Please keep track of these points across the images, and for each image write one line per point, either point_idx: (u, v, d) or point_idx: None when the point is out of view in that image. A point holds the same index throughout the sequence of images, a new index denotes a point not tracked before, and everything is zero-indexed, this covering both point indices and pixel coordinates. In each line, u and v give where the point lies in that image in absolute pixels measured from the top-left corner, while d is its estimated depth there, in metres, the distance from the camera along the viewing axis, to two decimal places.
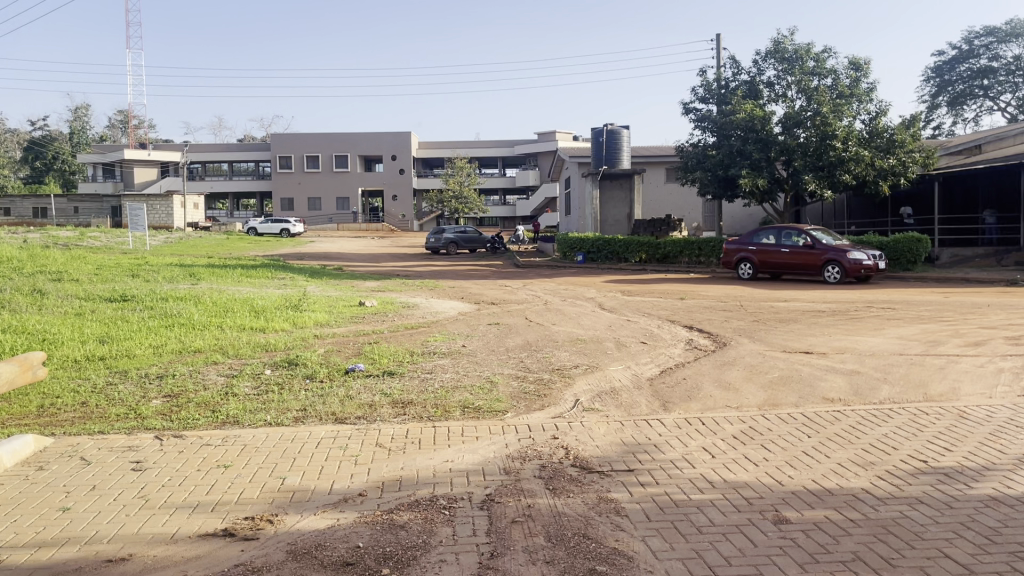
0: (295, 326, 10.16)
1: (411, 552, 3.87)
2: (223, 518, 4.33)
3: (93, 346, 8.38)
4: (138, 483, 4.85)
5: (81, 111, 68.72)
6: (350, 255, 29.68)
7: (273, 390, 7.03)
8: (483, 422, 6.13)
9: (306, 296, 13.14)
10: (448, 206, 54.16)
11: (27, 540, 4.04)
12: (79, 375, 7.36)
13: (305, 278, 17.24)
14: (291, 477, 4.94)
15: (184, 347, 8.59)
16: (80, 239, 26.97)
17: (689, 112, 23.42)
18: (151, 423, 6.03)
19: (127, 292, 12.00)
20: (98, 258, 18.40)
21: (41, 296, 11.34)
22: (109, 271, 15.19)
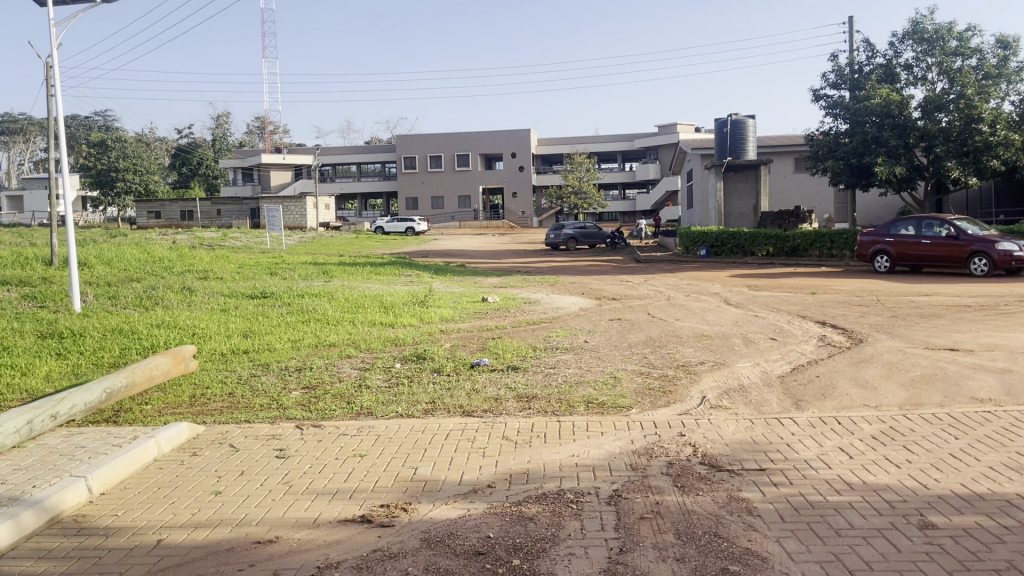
0: (422, 322, 10.45)
1: (541, 544, 3.93)
2: (360, 506, 4.52)
3: (237, 340, 8.90)
4: (280, 470, 5.13)
5: (222, 119, 72.92)
6: (471, 252, 30.23)
7: (403, 383, 7.27)
8: (607, 418, 6.11)
9: (431, 292, 13.46)
10: (567, 202, 54.29)
11: (184, 521, 4.35)
12: (225, 367, 7.85)
13: (430, 274, 17.68)
14: (422, 468, 5.09)
15: (319, 341, 8.99)
16: (223, 240, 28.65)
17: (819, 99, 22.45)
18: (291, 413, 6.36)
19: (267, 289, 12.67)
20: (239, 258, 19.50)
21: (189, 293, 12.14)
22: (250, 270, 16.05)
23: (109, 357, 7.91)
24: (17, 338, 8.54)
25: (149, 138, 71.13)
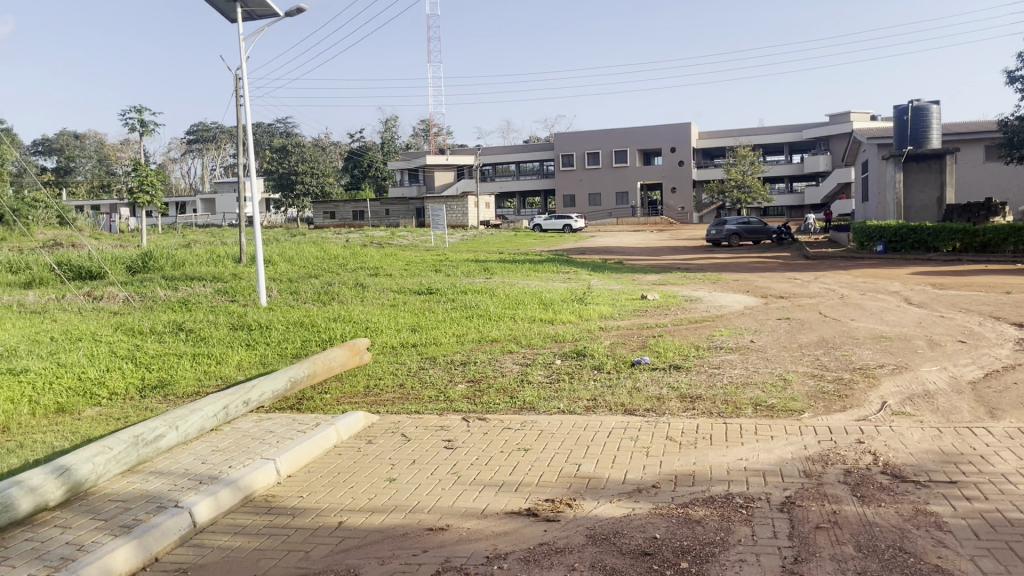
0: (582, 318, 10.48)
1: (709, 548, 3.83)
2: (526, 499, 4.59)
3: (406, 334, 9.29)
4: (450, 460, 5.29)
5: (390, 123, 76.31)
6: (630, 249, 29.97)
7: (564, 379, 7.32)
8: (777, 421, 5.88)
9: (590, 289, 13.46)
10: (730, 196, 52.66)
11: (362, 505, 4.58)
12: (396, 360, 8.20)
13: (588, 272, 17.68)
14: (586, 465, 5.11)
15: (482, 336, 9.21)
16: (392, 239, 29.99)
17: (1014, 81, 20.55)
18: (457, 406, 6.56)
19: (432, 285, 13.13)
20: (406, 255, 20.35)
21: (362, 289, 12.79)
22: (416, 267, 16.71)
23: (292, 348, 8.48)
24: (212, 329, 9.34)
25: (324, 142, 75.59)
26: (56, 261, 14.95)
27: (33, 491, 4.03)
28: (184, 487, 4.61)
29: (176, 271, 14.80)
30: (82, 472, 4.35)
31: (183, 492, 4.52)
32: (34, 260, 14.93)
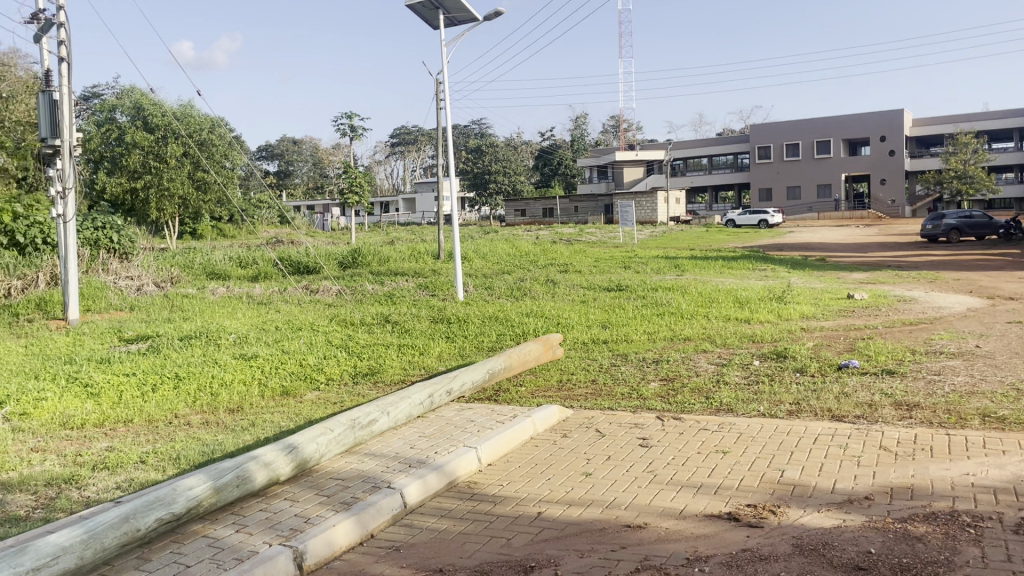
0: (781, 318, 10.03)
1: (932, 568, 3.54)
2: (726, 503, 4.46)
3: (597, 330, 9.32)
4: (646, 459, 5.25)
5: (580, 120, 76.88)
6: (832, 245, 28.33)
7: (763, 381, 7.03)
8: (1009, 435, 5.33)
9: (790, 287, 12.86)
10: (947, 188, 48.36)
11: (560, 498, 4.65)
12: (588, 356, 8.25)
13: (787, 269, 16.89)
14: (790, 471, 4.89)
15: (675, 335, 9.06)
16: (582, 235, 30.18)
17: None
18: (651, 404, 6.50)
19: (623, 282, 13.07)
20: (596, 252, 20.41)
21: (554, 285, 12.99)
22: (607, 264, 16.69)
23: (487, 341, 8.77)
24: (414, 321, 9.84)
25: (516, 142, 77.41)
26: (278, 257, 16.36)
27: (267, 466, 4.46)
28: (395, 469, 4.90)
29: (381, 267, 15.73)
30: (307, 451, 4.75)
31: (395, 474, 4.80)
32: (260, 255, 16.42)
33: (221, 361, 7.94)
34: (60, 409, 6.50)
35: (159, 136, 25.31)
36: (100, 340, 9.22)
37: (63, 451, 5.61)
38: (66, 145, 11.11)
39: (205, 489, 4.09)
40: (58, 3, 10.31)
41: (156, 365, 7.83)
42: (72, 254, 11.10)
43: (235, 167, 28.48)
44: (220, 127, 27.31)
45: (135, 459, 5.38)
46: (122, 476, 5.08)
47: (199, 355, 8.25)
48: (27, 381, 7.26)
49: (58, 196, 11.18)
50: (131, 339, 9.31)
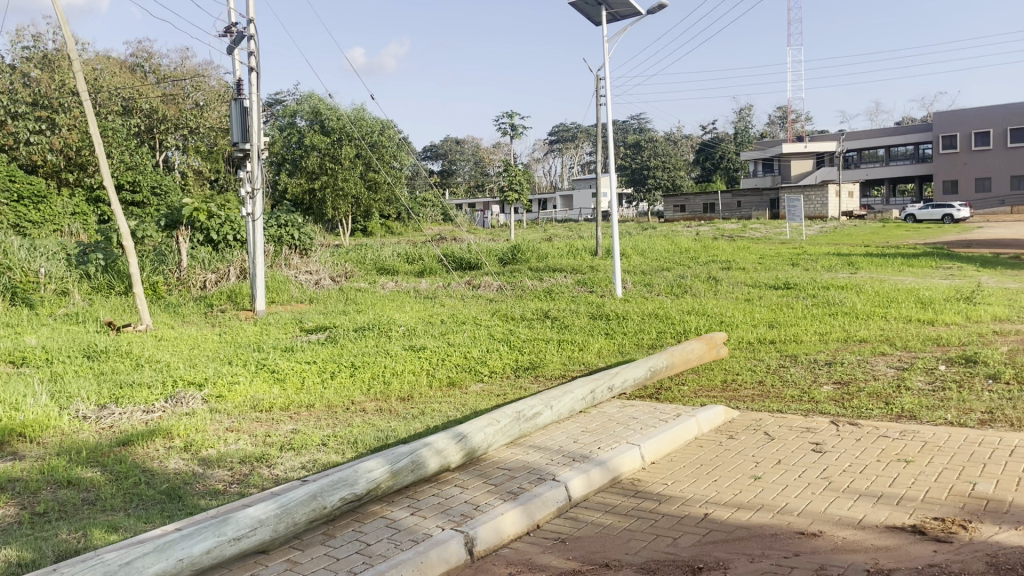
0: (969, 320, 9.29)
1: None
2: (910, 515, 4.20)
3: (763, 329, 9.02)
4: (819, 464, 5.03)
5: (744, 112, 74.38)
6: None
7: (950, 388, 6.54)
8: None
9: (980, 287, 11.88)
10: None
11: (727, 500, 4.54)
12: (754, 356, 8.00)
13: (976, 267, 15.60)
14: (983, 484, 4.53)
15: (849, 336, 8.61)
16: (745, 231, 29.23)
17: None
18: (824, 408, 6.21)
19: (791, 280, 12.55)
20: (760, 248, 19.69)
21: (716, 282, 12.66)
22: (774, 261, 16.08)
23: (648, 339, 8.69)
24: (574, 317, 9.90)
25: (675, 137, 75.97)
26: (443, 253, 16.91)
27: (439, 452, 4.65)
28: (559, 462, 4.97)
29: (541, 264, 15.90)
30: (475, 440, 4.90)
31: (560, 467, 4.86)
32: (426, 252, 17.04)
33: (392, 352, 8.33)
34: (250, 392, 7.05)
35: (334, 138, 26.78)
36: (284, 330, 9.92)
37: (254, 431, 6.09)
38: (254, 149, 12.01)
39: (383, 472, 4.32)
40: (249, 17, 11.15)
41: (333, 354, 8.33)
42: (258, 250, 11.97)
43: (402, 167, 29.66)
44: (389, 129, 28.57)
45: (317, 441, 5.76)
46: (306, 457, 5.45)
47: (372, 346, 8.69)
48: (222, 366, 7.93)
49: (247, 196, 12.06)
50: (310, 330, 9.94)
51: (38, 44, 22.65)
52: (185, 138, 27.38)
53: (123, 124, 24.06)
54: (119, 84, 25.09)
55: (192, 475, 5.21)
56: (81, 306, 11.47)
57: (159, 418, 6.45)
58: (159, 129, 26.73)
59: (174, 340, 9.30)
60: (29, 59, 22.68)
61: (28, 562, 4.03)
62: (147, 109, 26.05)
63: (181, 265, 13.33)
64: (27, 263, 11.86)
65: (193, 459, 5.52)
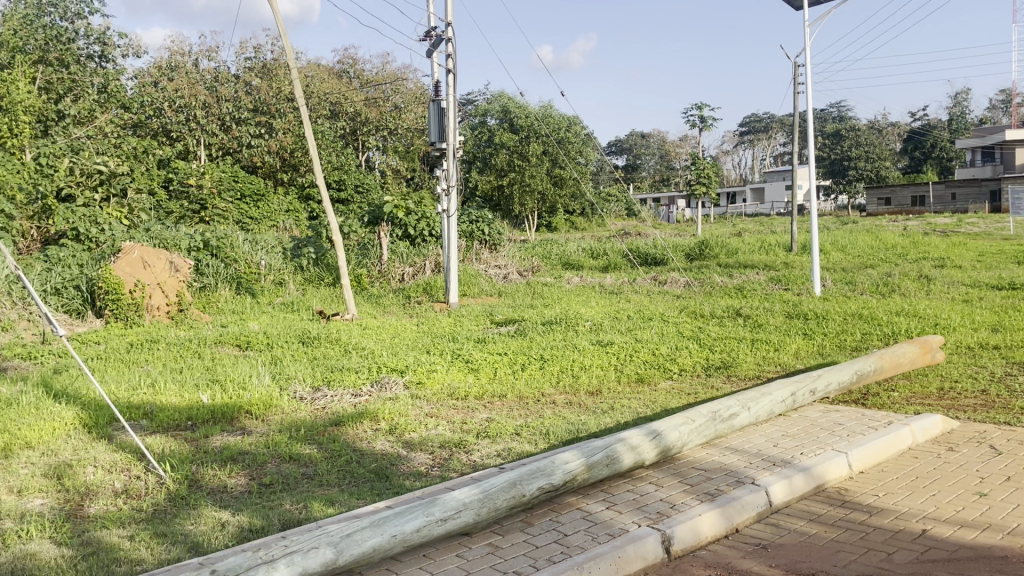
0: None
1: None
2: None
3: (985, 334, 8.24)
4: None
5: (960, 96, 68.15)
6: None
7: None
8: None
9: None
10: None
11: (949, 517, 4.20)
12: (974, 362, 7.33)
13: None
14: None
15: None
16: (961, 226, 26.81)
17: None
18: None
19: (1016, 279, 11.38)
20: (979, 244, 18.00)
21: (928, 281, 11.72)
22: (995, 259, 14.62)
23: (850, 340, 8.19)
24: (768, 316, 9.52)
25: (878, 125, 70.97)
26: (629, 248, 16.81)
27: (634, 449, 4.63)
28: (759, 465, 4.80)
29: (731, 260, 15.39)
30: (670, 438, 4.83)
31: (760, 471, 4.70)
32: (611, 247, 17.00)
33: (581, 346, 8.40)
34: (447, 380, 7.38)
35: (522, 136, 27.31)
36: (476, 322, 10.27)
37: (452, 418, 6.37)
38: (450, 147, 12.51)
39: (579, 465, 4.37)
40: (447, 20, 11.60)
41: (523, 346, 8.53)
42: (452, 244, 12.47)
43: (588, 163, 29.72)
44: (576, 125, 28.75)
45: (511, 430, 5.92)
46: (502, 445, 5.63)
47: (561, 340, 8.81)
48: (421, 355, 8.35)
49: (443, 193, 12.63)
50: (500, 322, 10.23)
51: (259, 55, 24.70)
52: (385, 139, 28.84)
53: (330, 127, 25.77)
54: (327, 89, 26.91)
55: (397, 457, 5.53)
56: (295, 296, 12.48)
57: (366, 401, 6.90)
58: (362, 130, 28.35)
59: (377, 329, 9.90)
60: (251, 69, 24.76)
61: (258, 528, 4.44)
62: (351, 112, 27.71)
63: (381, 259, 14.13)
64: (250, 255, 13.03)
65: (397, 442, 5.85)
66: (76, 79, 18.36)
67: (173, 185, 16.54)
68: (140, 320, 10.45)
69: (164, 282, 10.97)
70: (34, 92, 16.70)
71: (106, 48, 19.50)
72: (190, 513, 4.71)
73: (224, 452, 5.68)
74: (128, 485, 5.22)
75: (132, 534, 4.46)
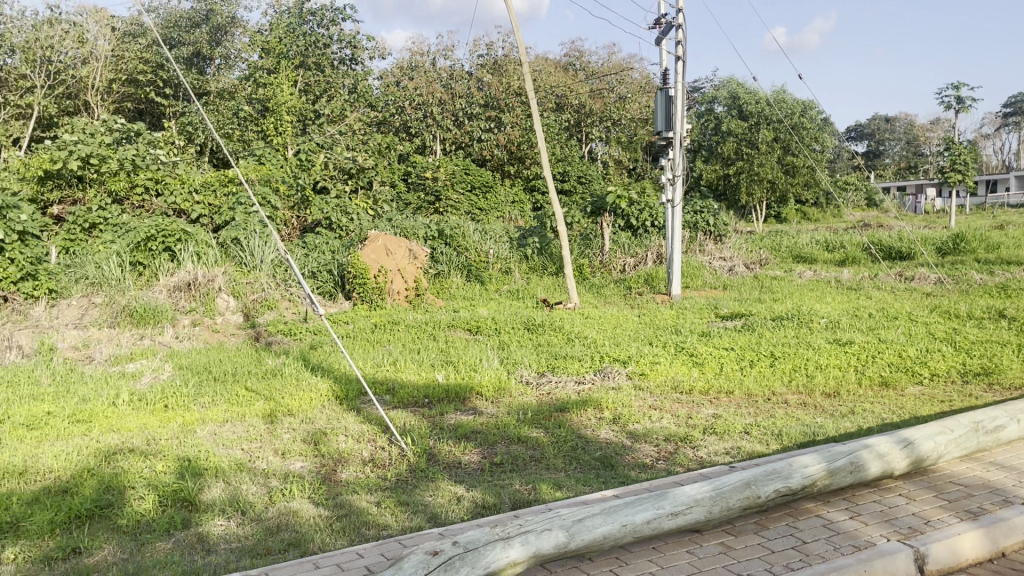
0: None
1: None
2: None
3: None
4: None
5: None
6: None
7: None
8: None
9: None
10: None
11: None
12: None
13: None
14: None
15: None
16: None
17: None
18: None
19: None
20: None
21: None
22: None
23: None
24: None
25: None
26: (869, 241, 15.63)
27: (881, 457, 4.30)
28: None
29: (991, 255, 13.85)
30: (925, 448, 4.43)
31: None
32: (848, 239, 15.89)
33: (816, 344, 7.93)
34: (671, 373, 7.27)
35: (751, 123, 26.21)
36: (701, 315, 10.04)
37: (677, 412, 6.26)
38: (677, 136, 12.28)
39: (819, 470, 4.13)
40: (677, 7, 11.35)
41: (752, 342, 8.20)
42: (676, 235, 12.27)
43: (824, 150, 27.90)
44: (810, 110, 27.13)
45: (740, 428, 5.73)
46: (731, 443, 5.46)
47: (792, 336, 8.37)
48: (644, 346, 8.28)
49: (668, 182, 12.39)
50: (726, 316, 9.92)
51: (491, 51, 25.56)
52: (608, 130, 28.72)
53: (556, 119, 26.14)
54: (553, 83, 27.33)
55: (623, 447, 5.54)
56: (520, 284, 12.90)
57: (589, 389, 6.97)
58: (586, 122, 28.35)
59: (600, 319, 9.96)
60: (483, 65, 25.68)
61: (492, 505, 4.63)
62: (576, 104, 27.91)
63: (603, 249, 14.17)
64: (479, 245, 13.59)
65: (622, 432, 5.86)
66: (330, 82, 20.05)
67: (411, 177, 17.58)
68: (382, 303, 11.28)
69: (403, 268, 11.74)
70: (296, 94, 18.41)
71: (356, 51, 20.99)
72: (428, 485, 5.02)
73: (459, 430, 5.98)
74: (374, 455, 5.64)
75: (378, 500, 4.83)
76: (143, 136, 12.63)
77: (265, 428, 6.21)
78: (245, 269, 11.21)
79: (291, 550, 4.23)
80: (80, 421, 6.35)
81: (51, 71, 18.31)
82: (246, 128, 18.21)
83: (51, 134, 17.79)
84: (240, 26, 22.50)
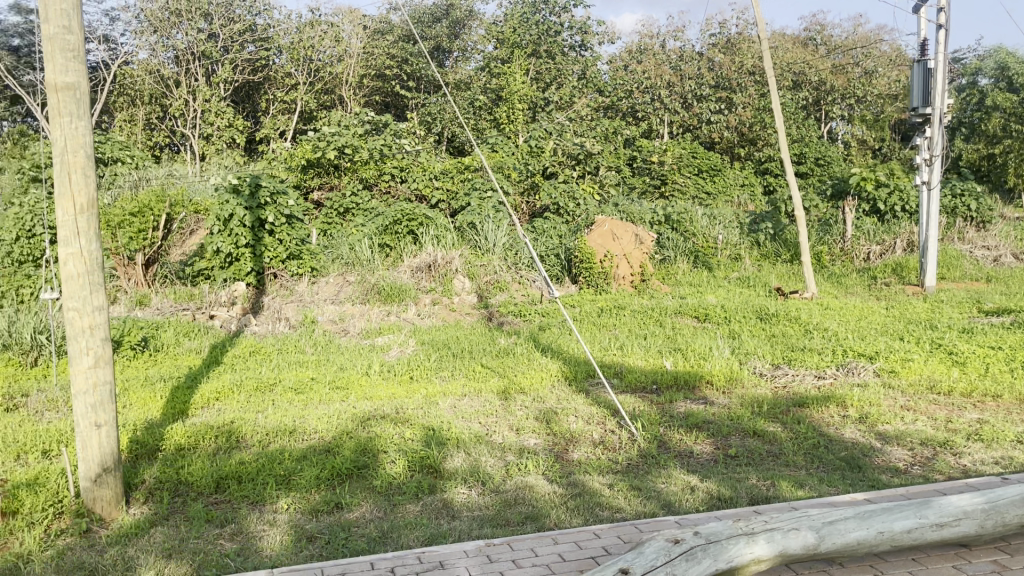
0: None
1: None
2: None
3: None
4: None
5: None
6: None
7: None
8: None
9: None
10: None
11: None
12: None
13: None
14: None
15: None
16: None
17: None
18: None
19: None
20: None
21: None
22: None
23: None
24: None
25: None
26: None
27: None
28: None
29: None
30: None
31: None
32: None
33: None
34: (927, 372, 6.66)
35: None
36: (960, 310, 9.11)
37: (934, 414, 5.74)
38: (935, 112, 11.26)
39: None
40: None
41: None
42: (932, 221, 11.21)
43: None
44: None
45: (1011, 437, 5.15)
46: (1000, 453, 4.92)
47: None
48: (894, 341, 7.66)
49: (923, 163, 11.35)
50: (991, 311, 8.92)
51: (725, 29, 24.61)
52: (851, 108, 26.73)
53: (792, 96, 24.74)
54: (790, 60, 25.90)
55: (871, 448, 5.17)
56: (751, 271, 12.41)
57: (831, 385, 6.57)
58: (826, 100, 26.55)
59: (841, 310, 9.35)
60: (716, 45, 24.82)
61: (728, 498, 4.51)
62: (816, 81, 26.21)
63: (845, 236, 13.27)
64: (708, 230, 13.25)
65: (870, 432, 5.47)
66: (560, 68, 20.39)
67: (638, 162, 17.46)
68: (607, 288, 11.35)
69: (630, 253, 11.70)
70: (528, 82, 18.89)
71: (586, 37, 21.08)
72: (661, 471, 4.98)
73: (690, 419, 5.88)
74: (605, 437, 5.69)
75: (611, 483, 4.87)
76: (390, 126, 13.49)
77: (500, 404, 6.47)
78: (479, 252, 11.70)
79: (528, 523, 4.38)
80: (339, 387, 6.99)
81: (313, 69, 20.20)
82: (480, 117, 19.06)
83: (311, 126, 19.65)
84: (477, 18, 23.48)
